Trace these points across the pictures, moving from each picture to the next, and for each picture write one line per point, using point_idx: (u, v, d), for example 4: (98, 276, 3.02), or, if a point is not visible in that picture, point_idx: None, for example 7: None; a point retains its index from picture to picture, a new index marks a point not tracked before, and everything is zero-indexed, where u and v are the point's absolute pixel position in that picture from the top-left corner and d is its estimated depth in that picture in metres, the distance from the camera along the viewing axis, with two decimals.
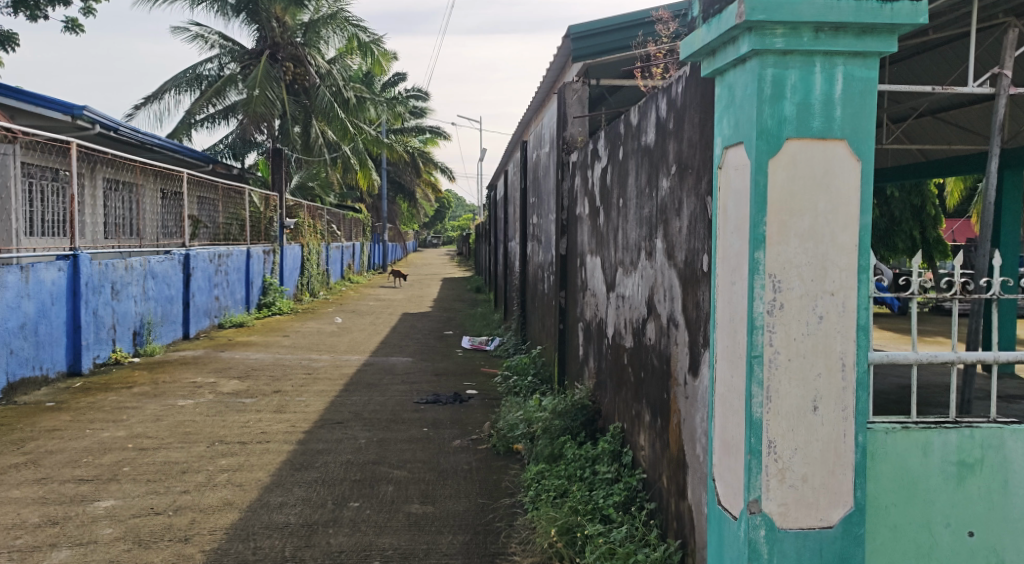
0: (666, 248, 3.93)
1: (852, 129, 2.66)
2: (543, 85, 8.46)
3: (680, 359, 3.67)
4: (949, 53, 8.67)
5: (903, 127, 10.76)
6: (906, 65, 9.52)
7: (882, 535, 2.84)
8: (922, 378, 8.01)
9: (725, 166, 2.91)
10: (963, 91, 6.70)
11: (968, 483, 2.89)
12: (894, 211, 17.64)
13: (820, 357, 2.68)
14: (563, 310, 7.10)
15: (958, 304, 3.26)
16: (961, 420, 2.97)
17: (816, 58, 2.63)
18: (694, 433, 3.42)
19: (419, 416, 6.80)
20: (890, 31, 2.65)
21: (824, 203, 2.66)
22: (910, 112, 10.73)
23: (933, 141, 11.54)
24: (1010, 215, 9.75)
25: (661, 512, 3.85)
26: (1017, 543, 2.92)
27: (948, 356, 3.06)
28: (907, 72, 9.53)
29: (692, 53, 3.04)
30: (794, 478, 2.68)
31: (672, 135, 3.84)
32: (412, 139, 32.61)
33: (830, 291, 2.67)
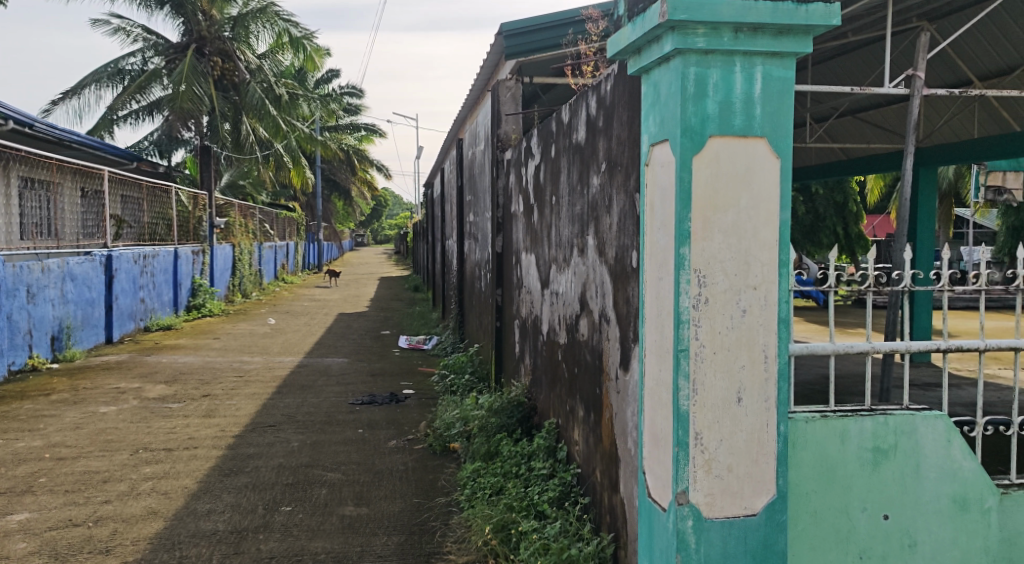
0: (597, 244, 3.96)
1: (772, 127, 2.73)
2: (477, 83, 8.45)
3: (612, 354, 3.71)
4: (868, 55, 8.99)
5: (825, 126, 11.14)
6: (827, 66, 9.83)
7: (803, 521, 2.93)
8: (845, 369, 8.29)
9: (652, 163, 2.95)
10: (880, 92, 6.98)
11: (883, 468, 3.00)
12: (819, 208, 18.24)
13: (744, 350, 2.74)
14: (499, 308, 7.11)
15: (872, 296, 3.35)
16: (876, 407, 3.08)
17: (735, 58, 2.68)
18: (626, 427, 3.46)
19: (354, 418, 6.71)
20: (805, 32, 2.72)
21: (745, 198, 2.71)
22: (831, 112, 11.12)
23: (854, 140, 11.94)
24: (926, 210, 10.14)
25: (595, 507, 3.89)
26: (931, 525, 3.03)
27: (863, 346, 3.15)
28: (828, 72, 9.85)
29: (618, 52, 3.07)
30: (720, 469, 2.74)
31: (602, 132, 3.87)
32: (347, 136, 32.10)
33: (753, 286, 2.74)
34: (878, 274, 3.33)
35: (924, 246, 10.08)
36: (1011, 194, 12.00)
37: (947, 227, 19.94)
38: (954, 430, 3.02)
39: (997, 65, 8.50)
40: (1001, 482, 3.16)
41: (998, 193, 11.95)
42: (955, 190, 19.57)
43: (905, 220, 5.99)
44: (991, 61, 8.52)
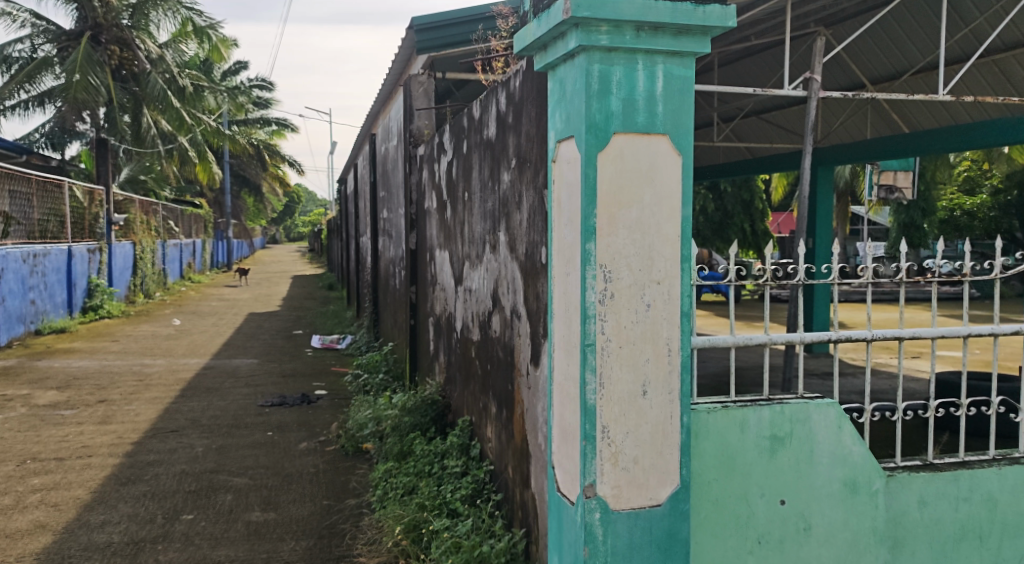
0: (509, 240, 3.96)
1: (673, 125, 2.78)
2: (390, 77, 8.35)
3: (523, 350, 3.72)
4: (770, 58, 9.31)
5: (731, 125, 11.49)
6: (733, 69, 10.14)
7: (704, 509, 3.03)
8: (749, 361, 8.57)
9: (558, 159, 2.96)
10: (780, 94, 7.21)
11: (780, 455, 3.10)
12: (728, 205, 18.83)
13: (648, 343, 2.79)
14: (413, 305, 7.04)
15: (771, 289, 3.45)
16: (773, 398, 3.19)
17: (637, 57, 2.72)
18: (536, 422, 3.47)
19: (263, 421, 6.53)
20: (703, 32, 2.78)
21: (649, 195, 2.76)
22: (737, 112, 11.48)
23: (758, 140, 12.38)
24: (824, 206, 10.62)
25: (507, 503, 3.89)
26: (824, 509, 3.15)
27: (761, 338, 3.24)
28: (734, 74, 10.17)
29: (524, 47, 3.07)
30: (626, 461, 2.78)
31: (512, 128, 3.87)
32: (256, 130, 31.12)
33: (657, 280, 2.78)
34: (776, 269, 3.42)
35: (822, 241, 10.47)
36: (902, 191, 12.70)
37: (844, 223, 20.85)
38: (846, 418, 3.14)
39: (888, 69, 8.92)
40: (888, 466, 3.30)
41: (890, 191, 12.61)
42: (852, 188, 20.50)
43: (804, 217, 6.20)
44: (882, 65, 8.94)
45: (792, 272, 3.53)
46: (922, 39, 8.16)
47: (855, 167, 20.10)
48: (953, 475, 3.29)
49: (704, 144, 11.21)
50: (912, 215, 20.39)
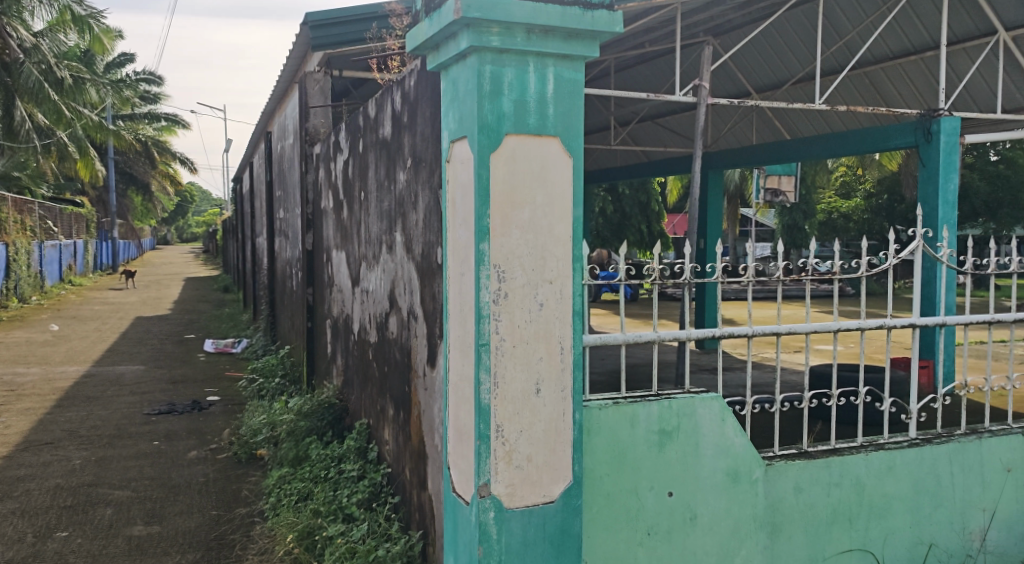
0: (405, 241, 3.93)
1: (564, 127, 2.82)
2: (285, 74, 8.15)
3: (419, 351, 3.70)
4: (663, 63, 9.57)
5: (627, 129, 11.78)
6: (629, 74, 10.36)
7: (597, 504, 3.09)
8: (644, 359, 8.82)
9: (452, 160, 2.96)
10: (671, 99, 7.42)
11: (667, 449, 3.20)
12: (626, 207, 19.29)
13: (541, 342, 2.82)
14: (311, 307, 6.89)
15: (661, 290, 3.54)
16: (661, 393, 3.28)
17: (529, 59, 2.74)
18: (433, 423, 3.46)
19: (148, 430, 6.24)
20: (592, 37, 2.84)
21: (541, 196, 2.79)
22: (633, 117, 11.78)
23: (653, 143, 12.72)
24: (715, 208, 11.01)
25: (404, 505, 3.86)
26: (709, 498, 3.27)
27: (650, 336, 3.33)
28: (630, 79, 10.40)
29: (417, 47, 3.06)
30: (519, 459, 2.80)
31: (407, 128, 3.85)
32: (143, 127, 29.78)
33: (549, 280, 2.82)
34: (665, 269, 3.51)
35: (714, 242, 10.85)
36: (785, 195, 13.29)
37: (734, 225, 21.71)
38: (728, 411, 3.27)
39: (771, 78, 9.32)
40: (767, 455, 3.45)
41: (775, 194, 13.23)
42: (741, 191, 21.40)
43: (694, 219, 6.41)
44: (766, 74, 9.33)
45: (678, 270, 3.63)
46: (802, 50, 8.57)
47: (744, 171, 20.94)
48: (825, 462, 3.47)
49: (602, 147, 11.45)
50: (795, 216, 21.53)
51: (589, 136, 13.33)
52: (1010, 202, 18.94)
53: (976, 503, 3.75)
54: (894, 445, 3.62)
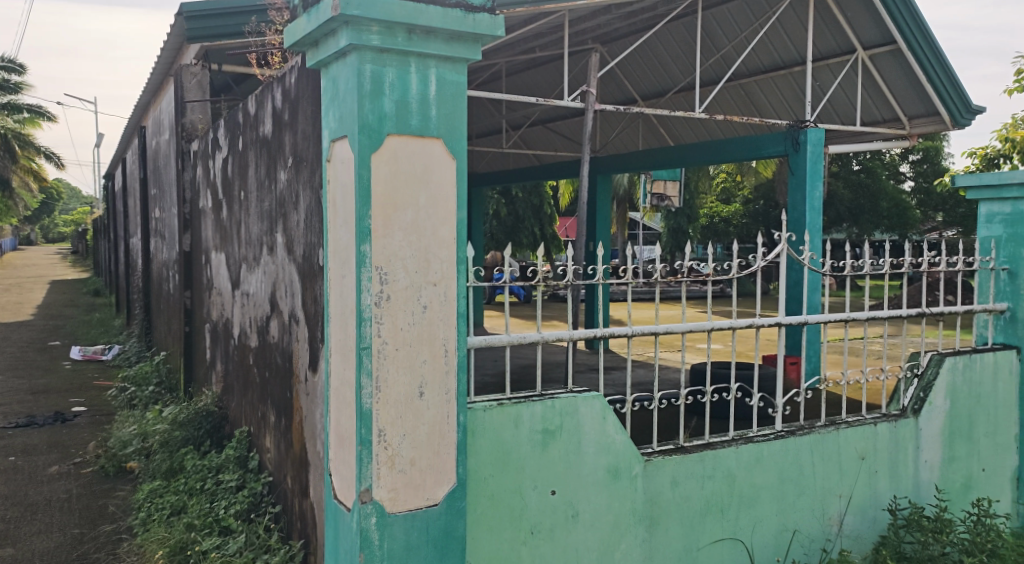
0: (285, 242, 3.82)
1: (447, 129, 2.81)
2: (160, 66, 7.79)
3: (301, 355, 3.60)
4: (552, 68, 9.70)
5: (518, 132, 11.90)
6: (520, 78, 10.42)
7: (481, 505, 3.09)
8: (534, 361, 8.92)
9: (332, 159, 2.90)
10: (560, 104, 7.51)
11: (550, 448, 3.24)
12: (519, 210, 19.50)
13: (425, 345, 2.80)
14: (188, 311, 6.60)
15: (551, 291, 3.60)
16: (545, 393, 3.32)
17: (410, 59, 2.72)
18: (315, 429, 3.38)
19: (3, 444, 5.82)
20: (474, 40, 2.84)
21: (424, 197, 2.77)
22: (524, 120, 11.91)
23: (544, 147, 12.89)
24: (603, 212, 11.25)
25: (286, 514, 3.76)
26: (590, 495, 3.33)
27: (534, 336, 3.37)
28: (521, 82, 10.47)
29: (295, 43, 2.97)
30: (402, 463, 2.77)
31: (287, 126, 3.75)
32: (4, 119, 27.88)
33: (433, 282, 2.81)
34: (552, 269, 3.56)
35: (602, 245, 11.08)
36: (671, 200, 13.76)
37: (622, 228, 22.32)
38: (609, 409, 3.35)
39: (655, 86, 9.63)
40: (646, 451, 3.55)
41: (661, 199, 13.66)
42: (628, 195, 22.01)
43: (583, 223, 6.54)
44: (651, 82, 9.62)
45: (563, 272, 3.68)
46: (683, 61, 8.90)
47: (632, 176, 21.56)
48: (700, 456, 3.60)
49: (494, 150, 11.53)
50: (680, 220, 22.33)
51: (481, 139, 13.40)
52: (870, 209, 20.26)
53: (835, 489, 3.98)
54: (762, 438, 3.80)
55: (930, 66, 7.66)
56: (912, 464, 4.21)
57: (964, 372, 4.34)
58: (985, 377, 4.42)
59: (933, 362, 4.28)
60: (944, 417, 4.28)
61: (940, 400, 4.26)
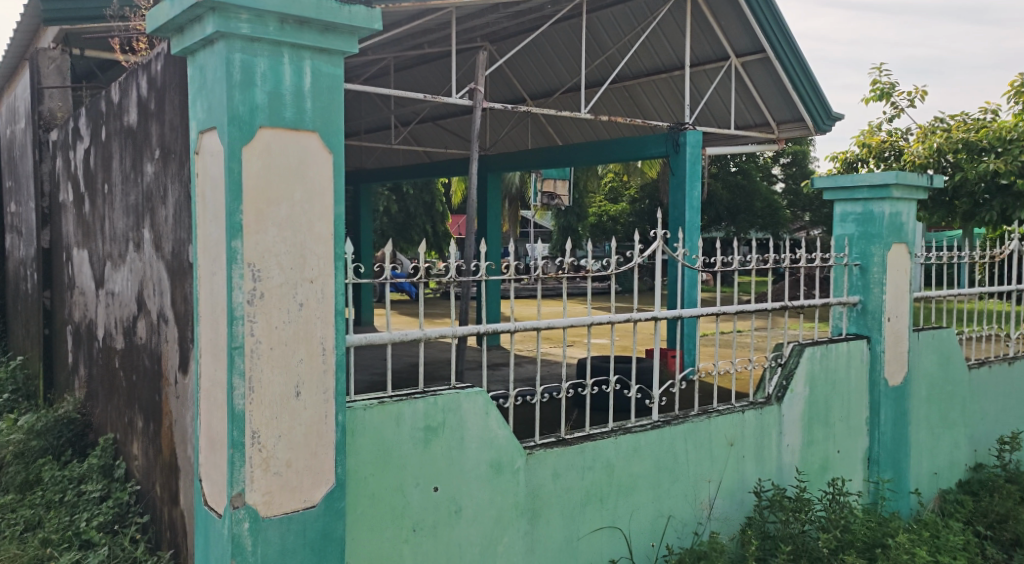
0: (153, 238, 3.64)
1: (323, 122, 2.75)
2: (13, 49, 7.25)
3: (170, 356, 3.44)
4: (440, 63, 9.67)
5: (407, 128, 11.83)
6: (409, 74, 10.34)
7: (361, 505, 3.04)
8: (424, 360, 8.89)
9: (201, 151, 2.78)
10: (448, 101, 7.48)
11: (433, 445, 3.23)
12: (410, 207, 19.50)
13: (301, 343, 2.73)
14: (48, 312, 6.19)
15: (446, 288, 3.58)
16: (427, 390, 3.31)
17: (283, 50, 2.64)
18: (185, 433, 3.24)
19: None
20: (350, 32, 2.79)
21: (300, 192, 2.70)
22: (413, 116, 11.86)
23: (434, 144, 12.87)
24: (493, 210, 11.34)
25: (155, 524, 3.59)
26: (472, 491, 3.35)
27: (416, 334, 3.34)
28: (410, 78, 10.39)
29: (158, 28, 2.83)
30: (277, 465, 2.69)
31: (154, 116, 3.57)
32: None
33: (309, 279, 2.74)
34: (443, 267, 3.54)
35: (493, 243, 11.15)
36: (561, 198, 14.19)
37: (512, 226, 22.59)
38: (491, 404, 3.37)
39: (542, 86, 9.75)
40: (528, 444, 3.59)
41: (552, 198, 13.95)
42: (519, 193, 22.32)
43: (472, 220, 6.56)
44: (537, 82, 9.76)
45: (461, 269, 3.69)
46: (567, 60, 9.05)
47: (523, 174, 21.88)
48: (580, 447, 3.67)
49: (383, 146, 11.41)
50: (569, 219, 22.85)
51: (369, 135, 13.24)
52: (746, 208, 21.26)
53: (705, 475, 4.16)
54: (639, 428, 3.93)
55: (795, 74, 8.12)
56: (776, 448, 4.44)
57: (822, 360, 4.61)
58: (840, 364, 4.72)
59: (794, 352, 4.53)
60: (805, 403, 4.54)
61: (800, 387, 4.52)
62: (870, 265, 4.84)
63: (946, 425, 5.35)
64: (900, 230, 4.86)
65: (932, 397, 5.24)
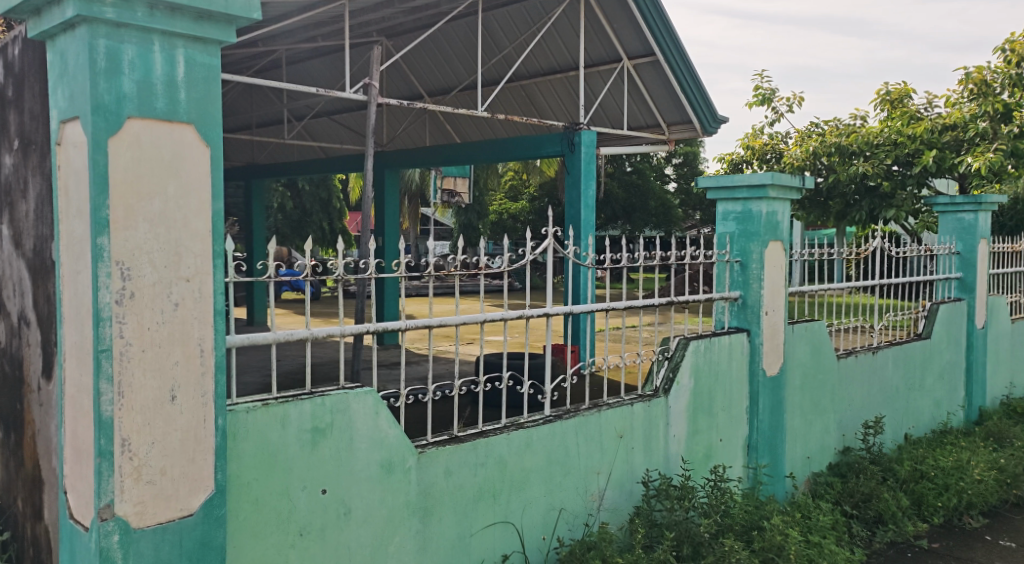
0: (13, 234, 3.40)
1: (198, 114, 2.63)
2: None
3: (33, 362, 3.22)
4: (334, 56, 9.48)
5: (301, 123, 11.55)
6: (303, 68, 10.09)
7: (243, 511, 2.94)
8: (321, 361, 8.72)
9: (63, 143, 2.61)
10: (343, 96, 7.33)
11: (320, 446, 3.15)
12: (305, 204, 19.13)
13: (177, 345, 2.61)
14: None
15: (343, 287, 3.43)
16: (314, 391, 3.22)
17: (154, 37, 2.52)
18: (49, 443, 3.04)
19: None
20: (226, 21, 2.68)
21: (174, 186, 2.58)
22: (307, 111, 11.59)
23: (329, 139, 12.63)
24: (391, 207, 11.22)
25: (16, 542, 3.36)
26: (361, 491, 3.29)
27: (302, 333, 3.24)
28: (303, 72, 10.13)
29: (13, 9, 2.64)
30: (151, 474, 2.57)
31: (12, 104, 3.33)
32: None
33: (186, 278, 2.62)
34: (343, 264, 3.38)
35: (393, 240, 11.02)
36: (460, 196, 14.18)
37: (412, 223, 22.44)
38: (381, 403, 3.33)
39: (439, 83, 9.71)
40: (420, 443, 3.56)
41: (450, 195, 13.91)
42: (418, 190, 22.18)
43: (368, 217, 6.45)
44: (433, 78, 9.71)
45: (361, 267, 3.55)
46: (463, 57, 9.04)
47: (422, 172, 21.77)
48: (472, 444, 3.67)
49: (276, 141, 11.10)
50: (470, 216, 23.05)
51: (260, 129, 12.86)
52: (640, 207, 21.83)
53: (595, 467, 4.23)
54: (531, 423, 3.96)
55: (682, 77, 8.38)
56: (662, 438, 4.57)
57: (705, 353, 4.77)
58: (722, 356, 4.89)
59: (680, 346, 4.67)
60: (689, 395, 4.69)
61: (685, 380, 4.66)
62: (750, 262, 5.03)
63: (817, 412, 5.64)
64: (775, 228, 5.09)
65: (806, 385, 5.51)
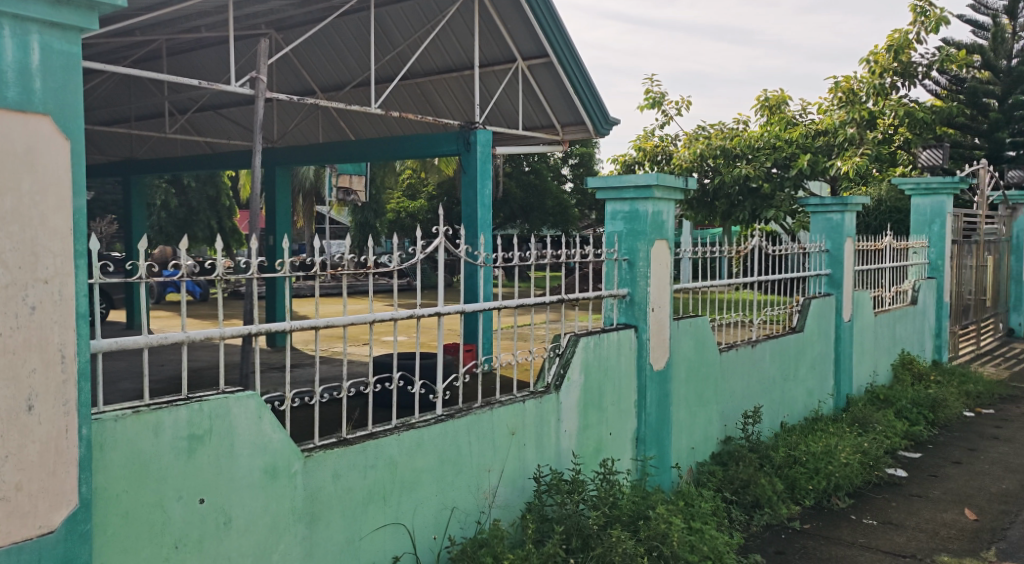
0: None
1: (56, 105, 2.47)
2: None
3: None
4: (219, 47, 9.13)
5: (184, 117, 11.08)
6: (186, 60, 9.67)
7: (113, 525, 2.79)
8: (206, 365, 8.39)
9: None
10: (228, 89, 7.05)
11: (197, 454, 3.02)
12: (191, 201, 18.46)
13: (34, 351, 2.44)
14: None
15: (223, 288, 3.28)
16: (191, 396, 3.09)
17: (4, 20, 2.35)
18: None
19: None
20: (87, 7, 2.55)
21: (29, 182, 2.41)
22: (191, 104, 11.13)
23: (216, 134, 12.19)
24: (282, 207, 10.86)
25: None
26: (242, 499, 3.17)
27: (177, 336, 3.08)
28: (186, 64, 9.71)
29: None
30: (4, 490, 2.39)
31: None
32: None
33: (43, 279, 2.46)
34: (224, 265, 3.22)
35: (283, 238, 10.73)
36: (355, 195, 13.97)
37: (307, 222, 21.97)
38: (264, 407, 3.23)
39: (331, 79, 9.52)
40: (306, 447, 3.47)
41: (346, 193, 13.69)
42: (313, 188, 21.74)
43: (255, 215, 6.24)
44: (324, 74, 9.51)
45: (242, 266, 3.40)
46: (355, 52, 8.88)
47: (317, 169, 21.35)
48: (361, 446, 3.60)
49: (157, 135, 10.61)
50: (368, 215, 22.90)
51: (140, 122, 12.26)
52: (538, 207, 22.06)
53: (487, 465, 4.24)
54: (422, 424, 3.92)
55: (574, 78, 8.52)
56: (554, 434, 4.62)
57: (595, 349, 4.85)
58: (611, 352, 4.99)
59: (570, 342, 4.73)
60: (580, 390, 4.76)
61: (576, 375, 4.72)
62: (637, 260, 5.15)
63: (701, 403, 5.84)
64: (661, 228, 5.24)
65: (690, 378, 5.69)
